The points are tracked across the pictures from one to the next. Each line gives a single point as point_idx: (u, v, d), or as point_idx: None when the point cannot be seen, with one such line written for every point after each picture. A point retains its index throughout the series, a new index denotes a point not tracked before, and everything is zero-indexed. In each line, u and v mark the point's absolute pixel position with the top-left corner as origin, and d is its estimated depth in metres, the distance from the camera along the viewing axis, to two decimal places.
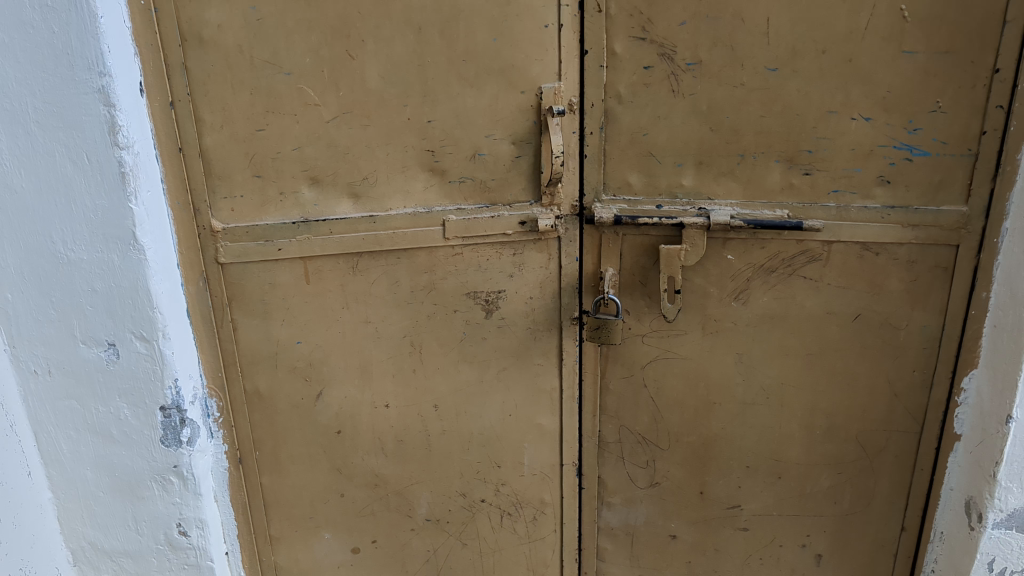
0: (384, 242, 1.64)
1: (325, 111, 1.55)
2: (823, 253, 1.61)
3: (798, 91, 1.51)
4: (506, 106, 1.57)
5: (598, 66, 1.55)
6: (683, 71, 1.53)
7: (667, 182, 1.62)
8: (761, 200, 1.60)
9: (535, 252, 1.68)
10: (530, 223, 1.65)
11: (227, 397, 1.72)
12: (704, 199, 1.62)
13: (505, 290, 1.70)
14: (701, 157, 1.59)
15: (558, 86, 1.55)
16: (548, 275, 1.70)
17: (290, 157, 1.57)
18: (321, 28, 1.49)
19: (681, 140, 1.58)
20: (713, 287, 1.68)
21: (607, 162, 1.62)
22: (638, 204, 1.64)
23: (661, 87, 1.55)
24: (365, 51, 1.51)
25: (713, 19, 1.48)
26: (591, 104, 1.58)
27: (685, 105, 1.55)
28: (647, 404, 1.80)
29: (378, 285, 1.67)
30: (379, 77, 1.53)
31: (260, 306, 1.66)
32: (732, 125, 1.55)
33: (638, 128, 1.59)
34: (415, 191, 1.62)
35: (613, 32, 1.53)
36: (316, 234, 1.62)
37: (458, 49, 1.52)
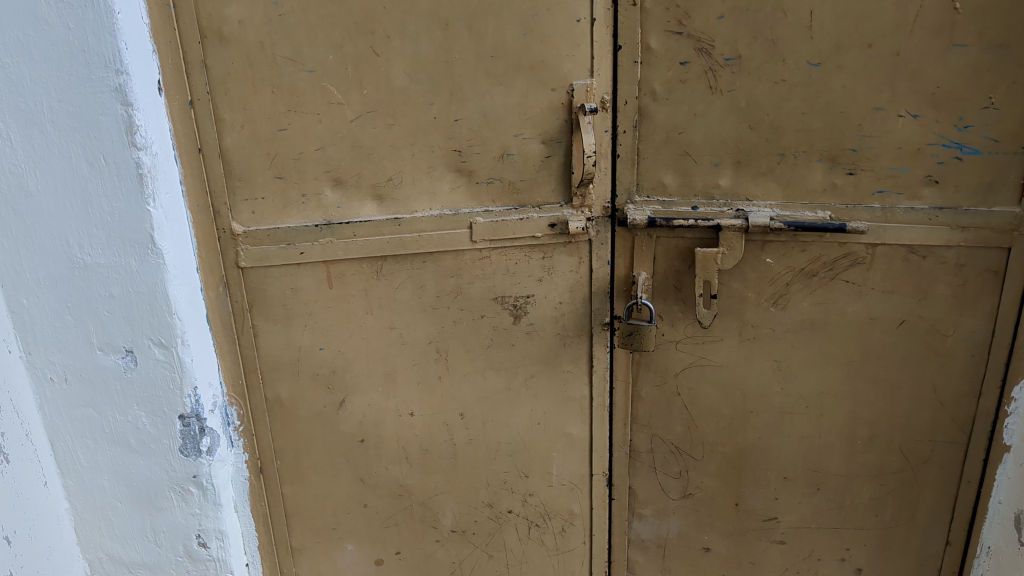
0: (409, 245, 1.58)
1: (349, 110, 1.49)
2: (867, 256, 1.55)
3: (842, 87, 1.44)
4: (536, 104, 1.51)
5: (632, 62, 1.49)
6: (721, 67, 1.47)
7: (703, 183, 1.56)
8: (802, 201, 1.53)
9: (565, 255, 1.62)
10: (560, 225, 1.59)
11: (248, 405, 1.67)
12: (742, 200, 1.56)
13: (534, 295, 1.65)
14: (739, 157, 1.53)
15: (590, 83, 1.50)
16: (578, 279, 1.64)
17: (312, 158, 1.52)
18: (345, 24, 1.44)
19: (718, 139, 1.52)
20: (750, 292, 1.62)
21: (640, 162, 1.56)
22: (673, 205, 1.58)
23: (698, 83, 1.49)
24: (390, 47, 1.46)
25: (753, 12, 1.42)
26: (624, 102, 1.52)
27: (723, 102, 1.49)
28: (681, 412, 1.74)
29: (403, 289, 1.62)
30: (405, 74, 1.48)
31: (281, 312, 1.61)
32: (772, 122, 1.49)
33: (673, 127, 1.52)
34: (441, 192, 1.56)
35: (647, 27, 1.46)
36: (339, 237, 1.57)
37: (487, 45, 1.47)
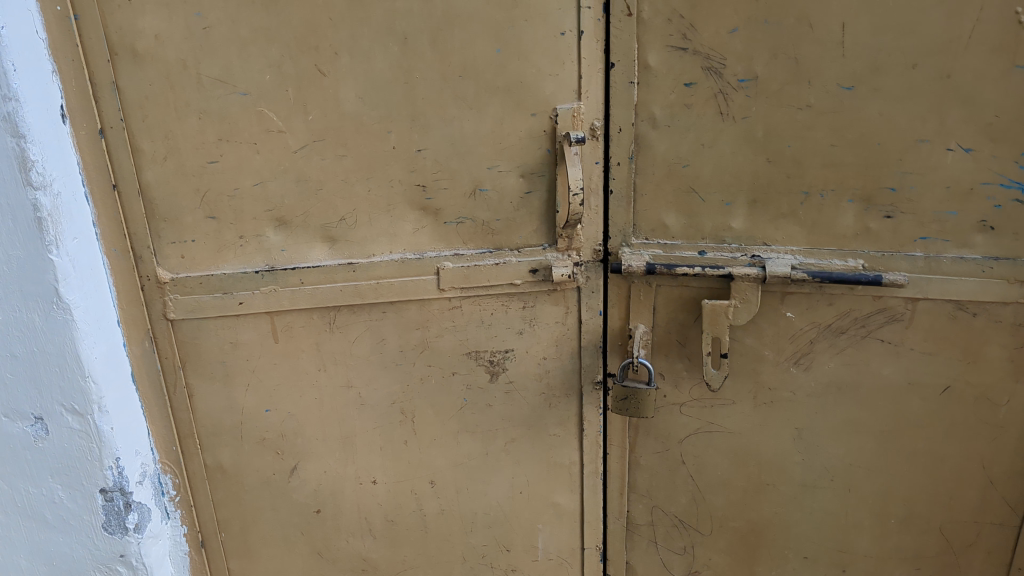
0: (366, 294, 1.36)
1: (292, 138, 1.27)
2: (906, 313, 1.31)
3: (879, 114, 1.20)
4: (513, 132, 1.28)
5: (628, 83, 1.25)
6: (734, 90, 1.22)
7: (711, 224, 1.32)
8: (830, 247, 1.29)
9: (549, 305, 1.40)
10: (543, 271, 1.36)
11: (185, 473, 1.46)
12: (758, 244, 1.32)
13: (514, 349, 1.42)
14: (754, 195, 1.28)
15: (577, 108, 1.26)
16: (565, 332, 1.42)
17: (250, 195, 1.29)
18: (283, 38, 1.20)
19: (729, 174, 1.28)
20: (767, 349, 1.38)
21: (637, 199, 1.32)
22: (676, 249, 1.34)
23: (706, 108, 1.24)
24: (339, 65, 1.23)
25: (772, 25, 1.18)
26: (617, 129, 1.28)
27: (736, 131, 1.25)
28: (686, 482, 1.50)
29: (360, 343, 1.40)
30: (357, 96, 1.25)
31: (220, 369, 1.39)
32: (794, 155, 1.24)
33: (676, 159, 1.28)
34: (403, 234, 1.34)
35: (645, 41, 1.22)
36: (284, 285, 1.34)
37: (453, 63, 1.24)
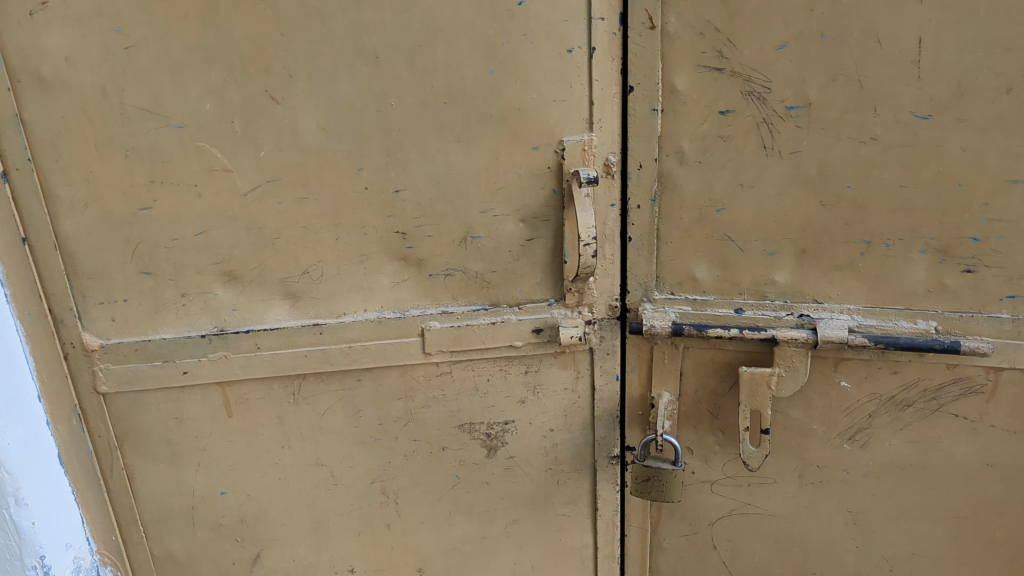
0: (337, 361, 1.13)
1: (240, 179, 1.04)
2: (987, 384, 1.08)
3: (962, 149, 0.97)
4: (510, 169, 1.05)
5: (650, 110, 1.02)
6: (781, 120, 0.99)
7: (751, 277, 1.09)
8: (894, 305, 1.07)
9: (555, 369, 1.17)
10: (548, 331, 1.14)
11: (128, 565, 1.25)
12: (808, 301, 1.09)
13: (514, 421, 1.20)
14: (803, 244, 1.06)
15: (588, 140, 1.03)
16: (574, 400, 1.20)
17: (192, 246, 1.07)
18: (225, 58, 0.98)
19: (775, 219, 1.05)
20: (816, 422, 1.16)
21: (661, 247, 1.10)
22: (709, 305, 1.11)
23: (747, 141, 1.01)
24: (294, 90, 1.00)
25: (831, 40, 0.94)
26: (638, 165, 1.05)
27: (783, 169, 1.01)
28: (718, 569, 1.28)
29: (331, 416, 1.18)
30: (318, 127, 1.02)
31: (165, 448, 1.18)
32: (855, 198, 1.01)
33: (709, 202, 1.05)
34: (379, 289, 1.11)
35: (671, 60, 0.99)
36: (238, 351, 1.12)
37: (435, 87, 1.01)
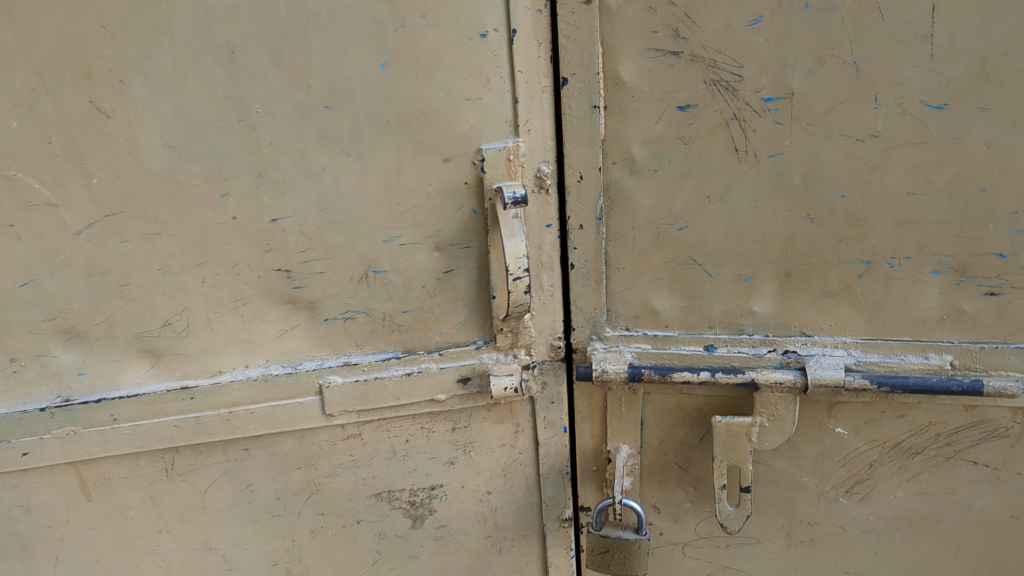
0: (215, 430, 0.91)
1: (70, 215, 0.81)
2: (1014, 427, 0.89)
3: (986, 145, 0.76)
4: (417, 186, 0.83)
5: (590, 107, 0.80)
6: (757, 115, 0.77)
7: (723, 308, 0.88)
8: (900, 336, 0.86)
9: (489, 424, 0.96)
10: (477, 380, 0.92)
11: None
12: (794, 334, 0.88)
13: (442, 486, 0.99)
14: (786, 267, 0.85)
15: (513, 147, 0.81)
16: (514, 457, 0.99)
17: (17, 300, 0.84)
18: (31, 62, 0.75)
19: (751, 238, 0.83)
20: (807, 474, 0.96)
21: (611, 275, 0.88)
22: (672, 342, 0.90)
23: (713, 143, 0.79)
24: (129, 99, 0.77)
25: (817, 11, 0.73)
26: (577, 176, 0.83)
27: (760, 176, 0.80)
28: None
29: (216, 493, 0.96)
30: (164, 145, 0.79)
31: (11, 542, 0.96)
32: (850, 209, 0.80)
33: (668, 219, 0.84)
34: (262, 340, 0.89)
35: (613, 43, 0.77)
36: (90, 424, 0.90)
37: (312, 87, 0.78)
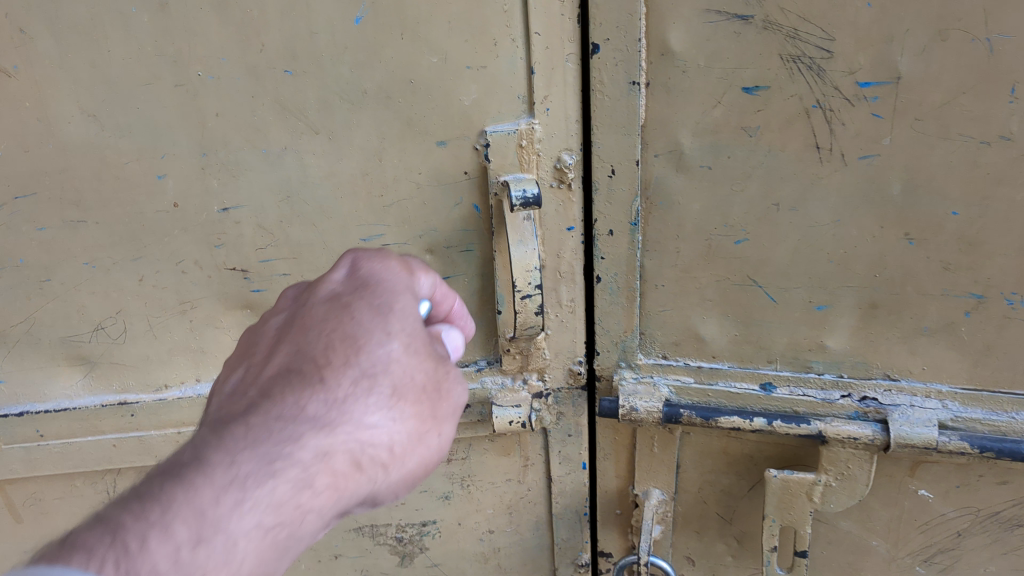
0: (162, 452, 0.77)
1: None
2: None
3: None
4: (405, 174, 0.66)
5: (627, 84, 0.61)
6: (848, 103, 0.58)
7: (787, 340, 0.70)
8: (1013, 389, 0.67)
9: (492, 457, 0.81)
10: (478, 406, 0.77)
11: None
12: (875, 376, 0.70)
13: (437, 522, 0.86)
14: (872, 296, 0.66)
15: (527, 130, 0.64)
16: (522, 494, 0.83)
17: None
18: None
19: (828, 258, 0.65)
20: (877, 536, 0.78)
21: (647, 292, 0.70)
22: (721, 377, 0.72)
23: (787, 136, 0.60)
24: (35, 55, 0.61)
25: None
26: (608, 170, 0.65)
27: (846, 181, 0.61)
28: None
29: None
30: (84, 112, 0.63)
31: None
32: (963, 230, 0.61)
33: (723, 229, 0.65)
34: (216, 350, 0.73)
35: (660, 0, 0.58)
36: (13, 440, 0.77)
37: (267, 46, 0.61)
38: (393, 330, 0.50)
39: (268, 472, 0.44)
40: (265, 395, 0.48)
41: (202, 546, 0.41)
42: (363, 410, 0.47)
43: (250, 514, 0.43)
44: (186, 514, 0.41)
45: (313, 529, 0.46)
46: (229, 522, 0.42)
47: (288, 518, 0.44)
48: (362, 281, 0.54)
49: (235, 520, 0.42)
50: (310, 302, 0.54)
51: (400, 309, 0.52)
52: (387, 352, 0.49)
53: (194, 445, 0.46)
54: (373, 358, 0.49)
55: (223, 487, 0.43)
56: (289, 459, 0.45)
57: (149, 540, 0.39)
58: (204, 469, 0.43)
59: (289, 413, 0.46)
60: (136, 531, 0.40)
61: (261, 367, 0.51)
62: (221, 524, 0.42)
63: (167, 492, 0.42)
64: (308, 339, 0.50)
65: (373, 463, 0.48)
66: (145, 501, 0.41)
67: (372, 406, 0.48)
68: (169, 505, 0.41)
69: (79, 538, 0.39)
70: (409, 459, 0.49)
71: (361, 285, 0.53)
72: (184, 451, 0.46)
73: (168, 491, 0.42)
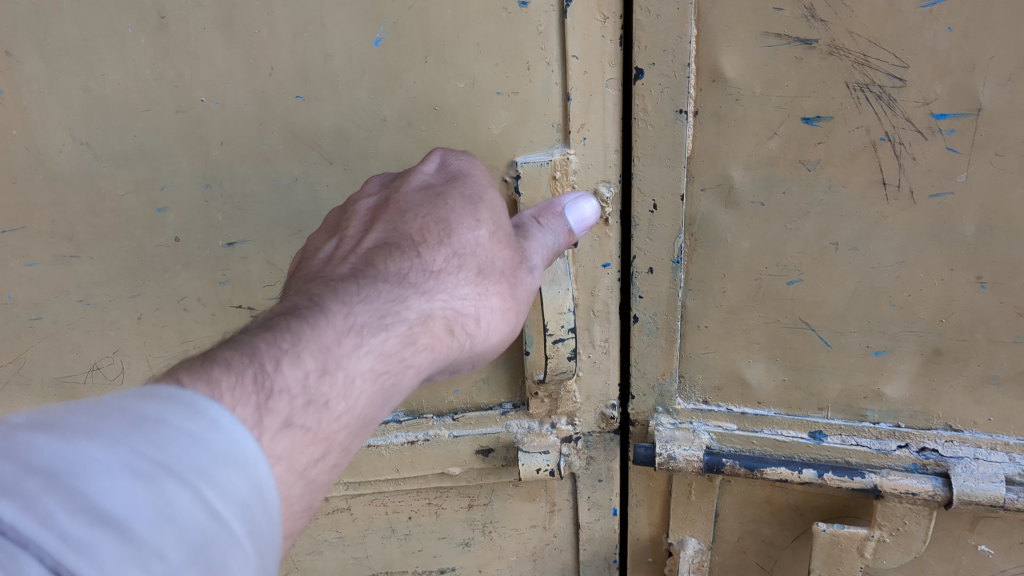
0: None
1: None
2: None
3: None
4: None
5: (674, 113, 0.55)
6: (920, 137, 0.52)
7: (841, 386, 0.64)
8: None
9: (517, 502, 0.76)
10: (501, 451, 0.71)
11: None
12: (936, 428, 0.64)
13: (456, 569, 0.81)
14: (937, 342, 0.60)
15: (563, 160, 0.58)
16: (548, 541, 0.78)
17: None
18: None
19: (889, 302, 0.59)
20: None
21: (688, 333, 0.65)
22: (767, 424, 0.67)
23: (849, 171, 0.55)
24: (23, 80, 0.57)
25: None
26: (650, 204, 0.59)
27: (914, 221, 0.55)
28: None
29: None
30: (78, 142, 0.59)
31: None
32: None
33: (774, 269, 0.60)
34: None
35: (712, 22, 0.52)
36: None
37: (277, 69, 0.56)
38: (489, 213, 0.53)
39: (380, 324, 0.46)
40: (368, 263, 0.50)
41: (326, 377, 0.42)
42: (455, 283, 0.50)
43: (365, 358, 0.44)
44: (314, 347, 0.42)
45: (409, 384, 0.48)
46: (349, 361, 0.43)
47: (393, 367, 0.46)
48: (454, 171, 0.54)
49: (354, 360, 0.43)
50: (404, 184, 0.55)
51: (491, 199, 0.53)
52: (478, 236, 0.52)
53: (307, 294, 0.47)
54: (465, 242, 0.52)
55: (343, 332, 0.44)
56: (396, 317, 0.47)
57: (283, 365, 0.40)
58: (324, 313, 0.44)
59: (390, 279, 0.49)
60: (272, 353, 0.41)
61: (359, 240, 0.53)
62: (343, 361, 0.43)
63: (294, 330, 0.42)
64: (409, 215, 0.53)
65: (462, 333, 0.51)
66: (275, 333, 0.42)
67: (463, 282, 0.51)
68: (299, 338, 0.42)
69: (221, 355, 0.39)
70: (491, 332, 0.52)
71: (454, 178, 0.54)
72: (291, 301, 0.47)
73: (296, 327, 0.43)
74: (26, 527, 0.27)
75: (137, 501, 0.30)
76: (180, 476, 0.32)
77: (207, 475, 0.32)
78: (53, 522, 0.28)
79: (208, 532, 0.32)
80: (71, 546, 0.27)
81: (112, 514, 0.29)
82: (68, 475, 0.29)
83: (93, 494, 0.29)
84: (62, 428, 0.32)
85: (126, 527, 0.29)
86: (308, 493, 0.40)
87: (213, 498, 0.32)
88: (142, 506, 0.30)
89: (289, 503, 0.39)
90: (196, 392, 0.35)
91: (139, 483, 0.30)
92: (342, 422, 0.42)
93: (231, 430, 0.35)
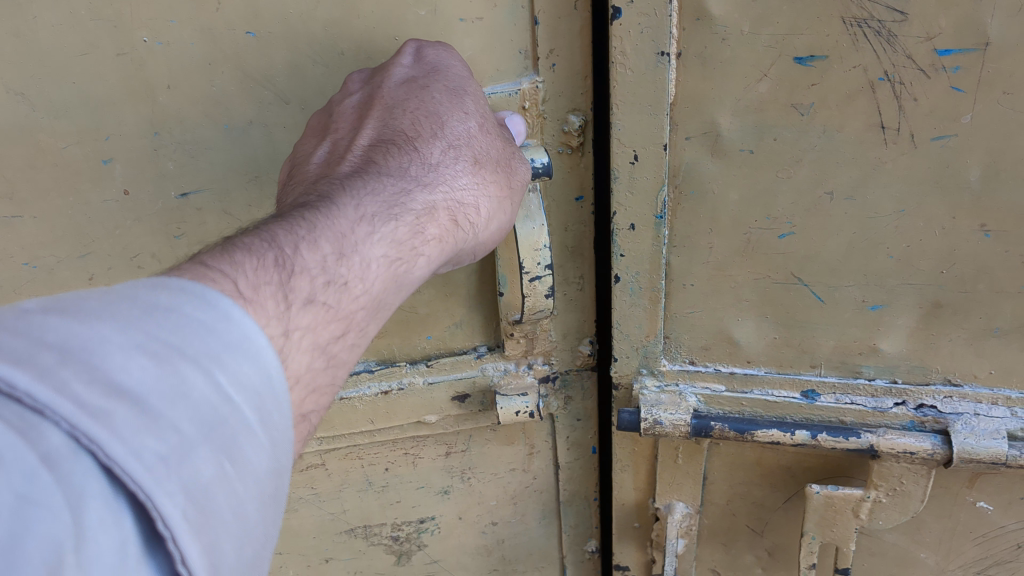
0: None
1: None
2: None
3: None
4: None
5: (655, 55, 0.51)
6: (922, 76, 0.48)
7: (835, 344, 0.60)
8: None
9: (495, 447, 0.73)
10: (476, 396, 0.68)
11: None
12: (935, 385, 0.60)
13: (436, 517, 0.78)
14: (937, 295, 0.56)
15: (531, 89, 0.55)
16: (528, 483, 0.76)
17: None
18: None
19: (886, 254, 0.55)
20: (925, 548, 0.71)
21: (672, 292, 0.61)
22: (756, 383, 0.63)
23: (845, 113, 0.50)
24: None
25: None
26: (631, 155, 0.55)
27: (915, 166, 0.51)
28: None
29: None
30: (13, 89, 0.54)
31: None
32: None
33: (764, 222, 0.56)
34: None
35: None
36: None
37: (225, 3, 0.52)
38: (476, 105, 0.52)
39: (388, 214, 0.46)
40: (369, 162, 0.49)
41: (344, 261, 0.42)
42: (453, 173, 0.51)
43: (378, 246, 0.45)
44: (329, 234, 0.42)
45: (421, 273, 0.48)
46: (364, 248, 0.43)
47: (406, 255, 0.46)
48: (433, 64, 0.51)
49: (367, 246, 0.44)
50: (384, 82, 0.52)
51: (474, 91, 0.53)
52: (469, 128, 0.51)
53: (314, 192, 0.47)
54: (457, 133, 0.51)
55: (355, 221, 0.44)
56: (402, 208, 0.47)
57: (301, 249, 0.40)
58: (335, 205, 0.44)
59: (393, 175, 0.49)
60: (289, 238, 0.41)
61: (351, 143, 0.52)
62: (358, 247, 0.43)
63: (309, 219, 0.43)
64: (397, 111, 0.52)
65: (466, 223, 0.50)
66: (290, 222, 0.42)
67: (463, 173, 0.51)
68: (314, 226, 0.42)
69: (240, 241, 0.39)
70: (492, 222, 0.52)
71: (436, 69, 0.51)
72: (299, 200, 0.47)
73: (311, 217, 0.43)
74: (43, 393, 0.25)
75: (151, 379, 0.29)
76: (193, 358, 0.31)
77: (219, 362, 0.31)
78: (71, 392, 0.26)
79: (221, 413, 0.30)
80: (89, 413, 0.26)
81: (127, 387, 0.28)
82: (80, 351, 0.28)
83: (110, 368, 0.28)
84: (71, 310, 0.30)
85: (142, 402, 0.28)
86: (332, 369, 0.41)
87: (225, 384, 0.31)
88: (156, 384, 0.29)
89: (315, 375, 0.39)
90: (204, 286, 0.34)
91: (151, 361, 0.29)
92: (361, 303, 0.43)
93: (242, 322, 0.34)
